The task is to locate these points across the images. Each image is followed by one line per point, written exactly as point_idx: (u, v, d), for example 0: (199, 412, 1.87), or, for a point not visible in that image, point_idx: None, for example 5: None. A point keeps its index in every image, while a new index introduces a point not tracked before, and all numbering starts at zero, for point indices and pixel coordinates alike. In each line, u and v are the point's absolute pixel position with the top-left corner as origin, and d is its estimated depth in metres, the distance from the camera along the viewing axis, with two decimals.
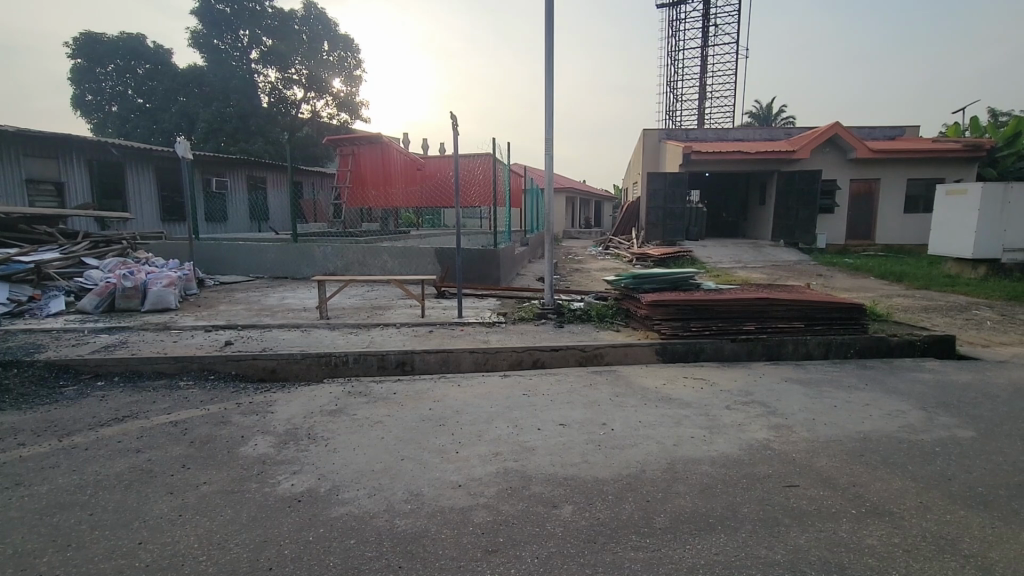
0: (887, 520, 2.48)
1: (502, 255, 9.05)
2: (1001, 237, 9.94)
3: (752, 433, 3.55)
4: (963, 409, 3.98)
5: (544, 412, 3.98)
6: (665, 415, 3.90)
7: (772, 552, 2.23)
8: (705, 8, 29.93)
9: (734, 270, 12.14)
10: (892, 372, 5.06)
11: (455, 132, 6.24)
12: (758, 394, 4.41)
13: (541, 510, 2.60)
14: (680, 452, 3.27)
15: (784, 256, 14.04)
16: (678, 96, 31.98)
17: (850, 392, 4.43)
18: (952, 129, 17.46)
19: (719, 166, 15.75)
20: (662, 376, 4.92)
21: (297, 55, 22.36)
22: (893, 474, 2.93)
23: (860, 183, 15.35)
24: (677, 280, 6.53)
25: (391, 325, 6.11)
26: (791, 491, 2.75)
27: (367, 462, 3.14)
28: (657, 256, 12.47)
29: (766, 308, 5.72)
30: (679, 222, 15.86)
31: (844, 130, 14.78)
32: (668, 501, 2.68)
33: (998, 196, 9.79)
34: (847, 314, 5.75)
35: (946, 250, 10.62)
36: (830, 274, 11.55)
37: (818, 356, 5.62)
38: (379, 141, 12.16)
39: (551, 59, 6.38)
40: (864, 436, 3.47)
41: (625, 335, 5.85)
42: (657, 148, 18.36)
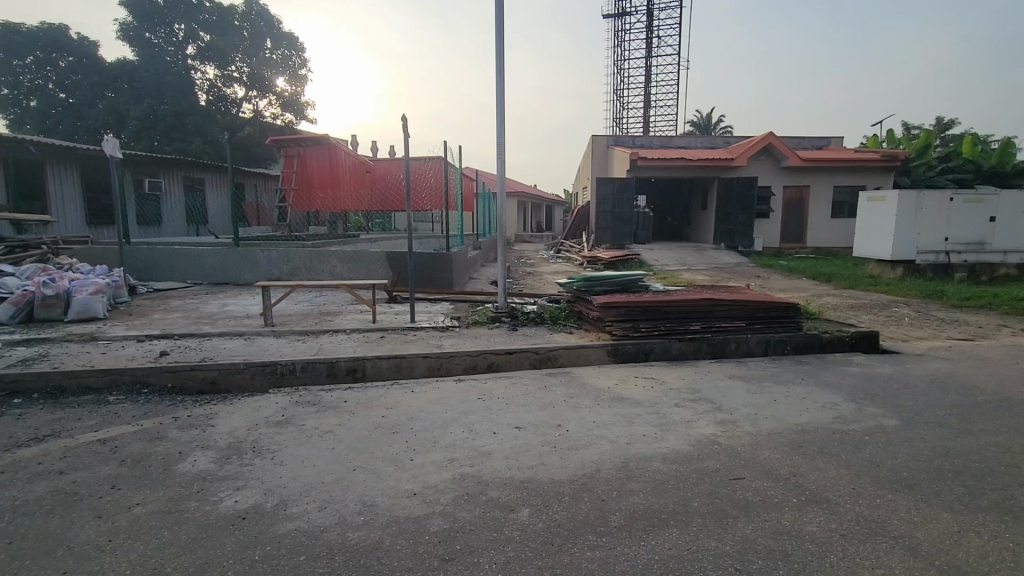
0: (823, 507, 2.63)
1: (455, 259, 9.01)
2: (916, 239, 10.80)
3: (700, 429, 3.69)
4: (888, 400, 4.29)
5: (499, 416, 3.97)
6: (618, 415, 3.98)
7: (722, 543, 2.32)
8: (648, 20, 31.03)
9: (680, 272, 12.60)
10: (824, 366, 5.39)
11: (405, 134, 6.15)
12: (704, 390, 4.59)
13: (498, 514, 2.60)
14: (633, 450, 3.35)
15: (725, 258, 14.71)
16: (624, 104, 32.94)
17: (788, 387, 4.69)
18: (871, 141, 18.89)
19: (665, 172, 16.32)
20: (615, 377, 5.02)
21: (237, 52, 21.38)
22: (830, 463, 3.11)
23: (793, 190, 16.31)
24: (627, 282, 6.71)
25: (340, 331, 5.93)
26: (738, 484, 2.87)
27: (316, 475, 3.02)
28: (607, 259, 12.79)
29: (710, 309, 5.97)
30: (627, 226, 16.34)
31: (777, 139, 15.66)
32: (623, 499, 2.73)
33: (912, 202, 10.64)
34: (784, 314, 6.09)
35: (869, 252, 11.42)
36: (767, 275, 12.20)
37: (758, 353, 5.91)
38: (326, 143, 11.84)
39: (501, 62, 6.42)
40: (802, 428, 3.68)
41: (578, 336, 5.94)
42: (606, 153, 18.85)
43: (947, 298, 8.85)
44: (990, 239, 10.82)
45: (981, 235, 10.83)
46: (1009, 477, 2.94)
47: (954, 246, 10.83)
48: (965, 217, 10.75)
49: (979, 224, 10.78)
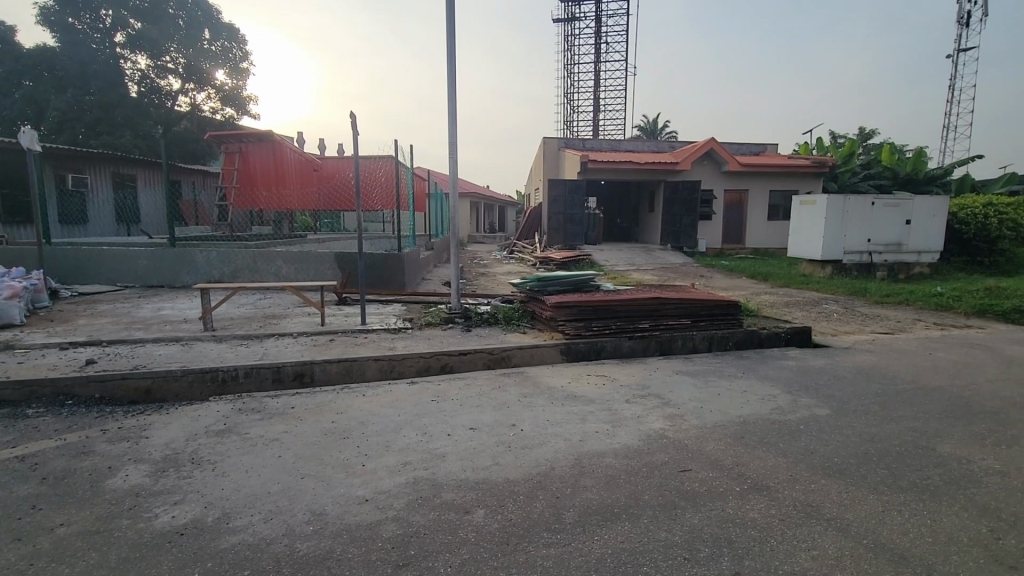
0: (764, 494, 2.78)
1: (407, 260, 8.88)
2: (843, 240, 11.58)
3: (650, 424, 3.80)
4: (819, 390, 4.59)
5: (454, 417, 3.94)
6: (571, 413, 4.04)
7: (671, 534, 2.41)
8: (597, 26, 31.72)
9: (629, 272, 12.94)
10: (763, 361, 5.68)
11: (355, 131, 6.01)
12: (654, 387, 4.73)
13: (453, 517, 2.58)
14: (586, 447, 3.41)
15: (672, 259, 15.24)
16: (575, 107, 33.52)
17: (731, 381, 4.92)
18: (802, 148, 20.10)
19: (614, 175, 16.72)
20: (568, 375, 5.10)
21: (172, 42, 20.03)
22: (769, 452, 3.29)
23: (733, 193, 17.12)
24: (579, 282, 6.83)
25: (286, 335, 5.71)
26: (685, 475, 2.99)
27: (261, 485, 2.90)
28: (559, 259, 12.96)
29: (658, 307, 6.18)
30: (578, 227, 16.64)
31: (718, 145, 16.39)
32: (577, 496, 2.78)
33: (839, 206, 11.41)
34: (726, 311, 6.37)
35: (801, 252, 12.14)
36: (710, 275, 12.73)
37: (703, 350, 6.14)
38: (269, 139, 11.30)
39: (453, 62, 6.38)
40: (743, 420, 3.86)
41: (531, 336, 5.98)
42: (557, 155, 19.14)
43: (870, 295, 9.55)
44: (906, 241, 11.75)
45: (899, 236, 11.74)
46: (924, 458, 3.21)
47: (876, 247, 11.69)
48: (885, 220, 11.63)
49: (896, 227, 11.69)
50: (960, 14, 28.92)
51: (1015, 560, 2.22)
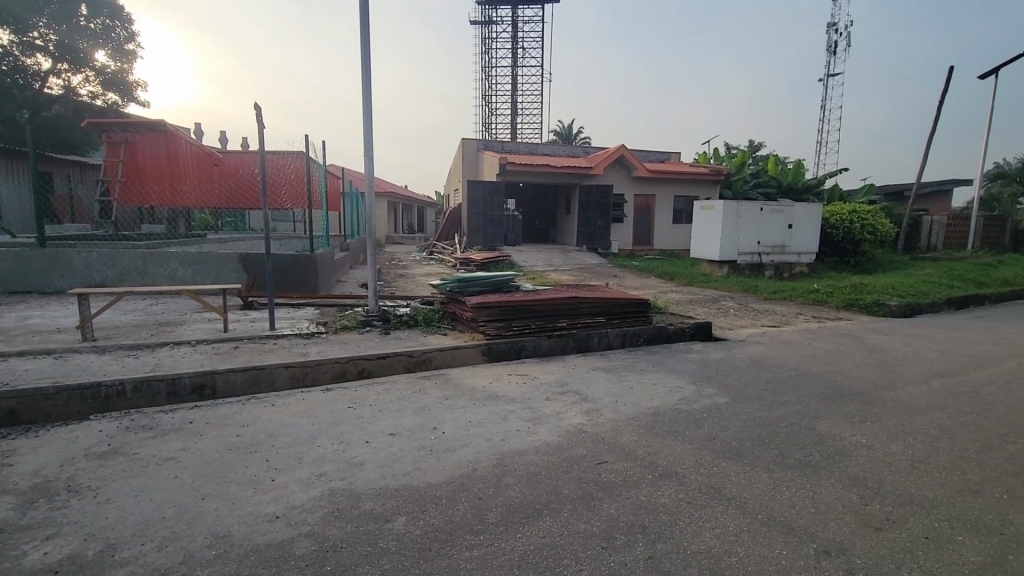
0: (673, 480, 2.97)
1: (320, 262, 8.47)
2: (737, 243, 12.65)
3: (569, 419, 3.92)
4: (720, 380, 4.98)
5: (372, 423, 3.83)
6: (492, 413, 4.07)
7: (590, 525, 2.50)
8: (513, 31, 32.18)
9: (547, 273, 13.24)
10: (671, 355, 6.07)
11: (260, 124, 5.64)
12: (572, 383, 4.89)
13: (372, 527, 2.50)
14: (507, 446, 3.45)
15: (587, 259, 15.85)
16: (492, 110, 33.80)
17: (643, 375, 5.20)
18: (702, 157, 21.72)
19: (532, 178, 17.06)
20: (489, 375, 5.13)
21: (40, 16, 17.48)
22: (677, 440, 3.52)
23: (642, 198, 18.12)
24: (499, 283, 6.88)
25: (183, 343, 5.22)
26: (603, 467, 3.11)
27: (155, 509, 2.64)
28: (478, 261, 12.98)
29: (575, 306, 6.39)
30: (497, 229, 16.78)
31: (628, 152, 17.26)
32: (499, 495, 2.80)
33: (733, 211, 12.46)
34: (637, 308, 6.73)
35: (703, 253, 13.10)
36: (622, 275, 13.37)
37: (617, 346, 6.43)
38: (162, 129, 10.21)
39: (368, 57, 6.18)
40: (654, 411, 4.10)
41: (452, 338, 5.95)
42: (476, 156, 19.18)
43: (760, 292, 10.52)
44: (789, 243, 13.06)
45: (783, 239, 13.03)
46: (807, 436, 3.60)
47: (765, 249, 12.90)
48: (772, 224, 12.86)
49: (781, 230, 12.95)
50: (829, 44, 32.66)
51: (879, 522, 2.56)
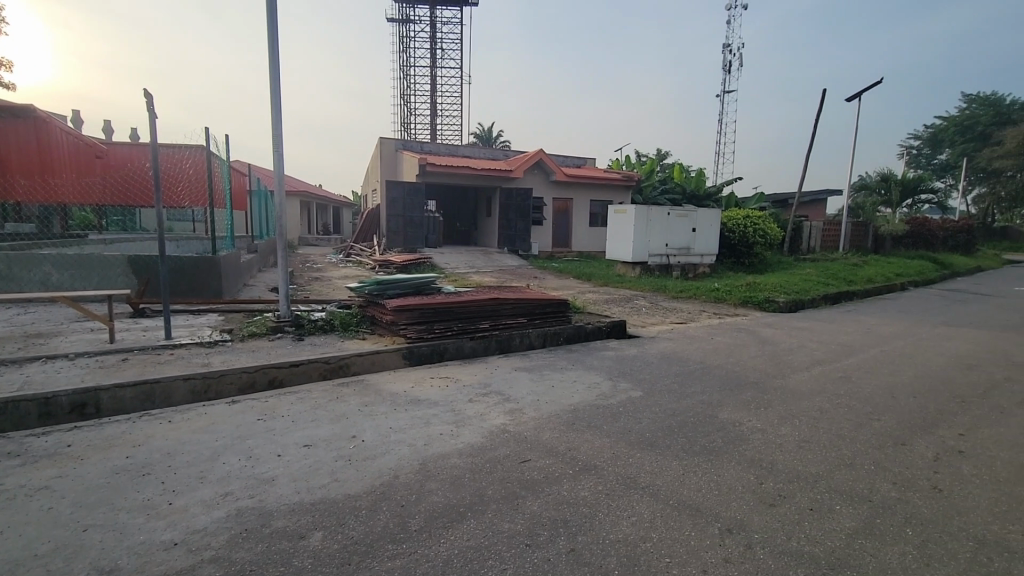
0: (592, 473, 3.08)
1: (224, 265, 7.88)
2: (648, 245, 13.39)
3: (492, 421, 3.94)
4: (635, 376, 5.24)
5: (284, 435, 3.61)
6: (414, 418, 3.99)
7: (513, 524, 2.53)
8: (431, 31, 31.83)
9: (468, 275, 13.24)
10: (589, 353, 6.30)
11: (151, 114, 5.14)
12: (495, 384, 4.92)
13: (285, 545, 2.36)
14: (429, 451, 3.40)
15: (508, 261, 16.04)
16: (411, 110, 33.24)
17: (563, 373, 5.35)
18: (615, 163, 22.77)
19: (452, 179, 16.98)
20: (411, 380, 5.03)
21: None
22: (595, 434, 3.67)
23: (560, 201, 18.65)
24: (419, 285, 6.78)
25: (59, 357, 4.63)
26: (525, 466, 3.17)
27: (25, 547, 2.31)
28: (398, 263, 12.70)
29: (496, 308, 6.44)
30: (418, 230, 16.51)
31: (546, 156, 17.69)
32: (421, 501, 2.76)
33: (644, 215, 13.19)
34: (556, 309, 6.92)
35: (617, 255, 13.73)
36: (542, 277, 13.67)
37: (538, 345, 6.56)
38: (31, 115, 8.68)
39: (277, 47, 5.85)
40: (574, 407, 4.24)
41: (371, 342, 5.77)
42: (394, 156, 18.76)
43: (669, 291, 11.22)
44: (693, 245, 14.04)
45: (688, 242, 13.98)
46: (711, 424, 3.90)
47: (672, 251, 13.77)
48: (678, 228, 13.76)
49: (687, 234, 13.89)
50: (725, 64, 35.55)
51: (772, 498, 2.82)
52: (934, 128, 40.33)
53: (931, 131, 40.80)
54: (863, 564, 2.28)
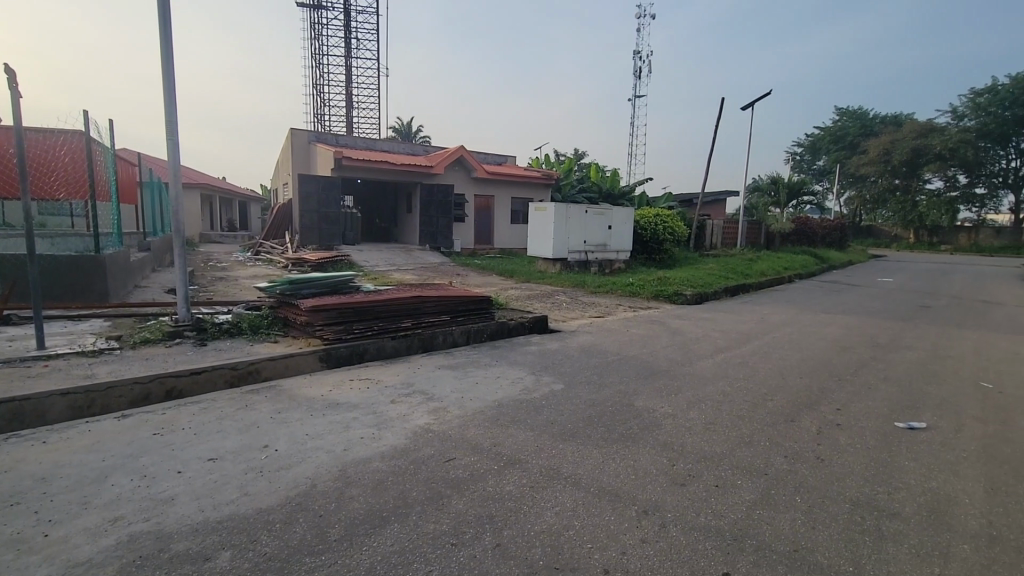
0: (517, 467, 3.12)
1: (109, 265, 7.08)
2: (567, 242, 13.78)
3: (415, 421, 3.87)
4: (556, 369, 5.38)
5: (185, 450, 3.32)
6: (333, 422, 3.83)
7: (439, 524, 2.50)
8: (345, 19, 30.53)
9: (389, 273, 12.90)
10: (513, 348, 6.37)
11: (13, 93, 4.49)
12: (417, 383, 4.83)
13: (187, 570, 2.17)
14: (349, 456, 3.27)
15: (429, 259, 15.80)
16: (324, 101, 31.73)
17: (487, 369, 5.37)
18: (534, 161, 23.17)
19: (370, 174, 16.42)
20: (328, 383, 4.81)
21: None
22: (520, 429, 3.71)
23: (481, 199, 18.67)
24: (335, 284, 6.49)
25: None
26: (451, 464, 3.14)
27: None
28: (313, 261, 12.10)
29: (418, 306, 6.33)
30: (334, 227, 15.82)
31: (467, 153, 17.63)
32: (342, 509, 2.65)
33: (562, 213, 13.55)
34: (479, 305, 6.95)
35: (538, 251, 14.01)
36: (465, 273, 13.64)
37: (462, 342, 6.51)
38: None
39: (168, 24, 5.32)
40: (499, 403, 4.27)
41: (283, 345, 5.44)
42: (307, 149, 17.83)
43: (587, 287, 11.63)
44: (609, 242, 14.65)
45: (605, 239, 14.56)
46: (628, 412, 4.09)
47: (590, 247, 14.26)
48: (595, 225, 14.28)
49: (603, 231, 14.45)
50: (636, 69, 37.33)
51: (684, 478, 3.02)
52: (814, 136, 44.96)
53: (811, 139, 45.50)
54: (761, 533, 2.49)
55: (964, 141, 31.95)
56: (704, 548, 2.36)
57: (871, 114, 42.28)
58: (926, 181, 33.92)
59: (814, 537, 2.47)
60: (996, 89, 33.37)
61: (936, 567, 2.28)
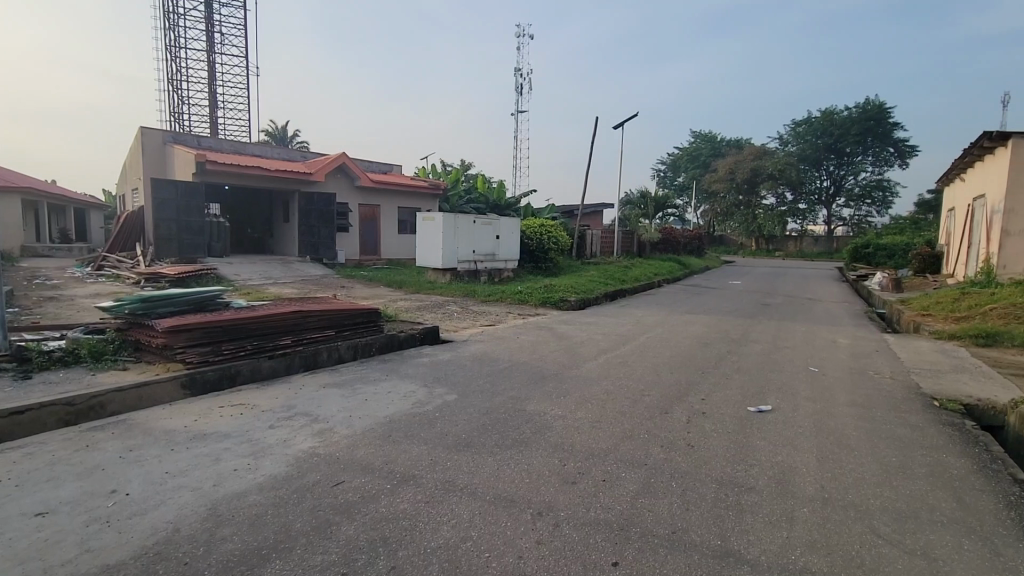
0: (412, 483, 3.03)
1: None
2: (456, 252, 13.81)
3: (298, 445, 3.60)
4: (449, 379, 5.34)
5: (4, 506, 2.75)
6: (200, 455, 3.43)
7: (327, 554, 2.34)
8: (206, 12, 27.82)
9: (264, 287, 11.91)
10: (403, 361, 6.21)
11: None
12: (300, 405, 4.50)
13: None
14: (221, 491, 2.95)
15: (310, 271, 14.85)
16: (183, 98, 28.57)
17: (376, 385, 5.16)
18: (420, 171, 22.93)
19: (240, 180, 15.09)
20: (193, 412, 4.30)
21: None
22: (413, 443, 3.62)
23: (366, 208, 18.02)
24: (200, 301, 5.83)
25: None
26: (340, 488, 2.97)
27: None
28: (173, 276, 10.79)
29: (299, 321, 5.92)
30: (197, 237, 14.25)
31: (349, 160, 16.95)
32: (213, 551, 2.38)
33: (451, 223, 13.57)
34: (367, 318, 6.69)
35: (427, 261, 13.87)
36: (351, 286, 13.05)
37: (348, 358, 6.20)
38: None
39: None
40: (390, 419, 4.12)
41: (135, 372, 4.77)
42: (162, 150, 15.89)
43: (477, 296, 11.74)
44: (498, 251, 14.93)
45: (493, 248, 14.81)
46: (520, 418, 4.18)
47: (479, 257, 14.42)
48: (484, 235, 14.48)
49: (491, 241, 14.69)
50: (518, 86, 38.66)
51: (574, 477, 3.15)
52: (674, 156, 50.10)
53: (672, 158, 50.63)
54: (645, 520, 2.68)
55: (790, 163, 37.70)
56: (594, 541, 2.49)
57: (719, 138, 48.18)
58: (763, 197, 39.34)
59: (688, 517, 2.71)
60: (811, 121, 39.82)
61: (784, 531, 2.62)
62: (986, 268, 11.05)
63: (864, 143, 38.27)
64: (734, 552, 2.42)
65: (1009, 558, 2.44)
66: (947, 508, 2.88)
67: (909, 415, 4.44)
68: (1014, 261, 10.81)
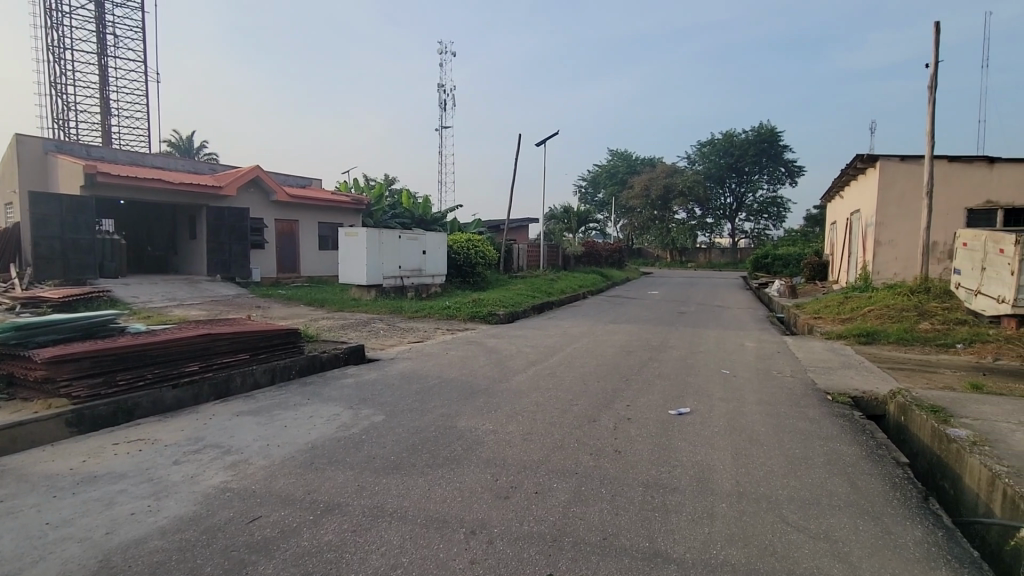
0: (337, 513, 2.87)
1: None
2: (381, 268, 13.46)
3: (208, 481, 3.30)
4: (376, 400, 5.14)
5: None
6: (89, 501, 3.04)
7: None
8: (96, 10, 25.41)
9: (168, 309, 10.94)
10: (325, 383, 5.90)
11: None
12: (209, 436, 4.14)
13: None
14: (116, 539, 2.63)
15: (221, 291, 13.84)
16: (68, 104, 25.83)
17: (296, 410, 4.86)
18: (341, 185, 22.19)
19: (138, 193, 13.84)
20: (81, 451, 3.83)
21: None
22: (337, 470, 3.43)
23: (283, 223, 17.12)
24: (90, 328, 5.23)
25: None
26: (255, 524, 2.75)
27: None
28: (56, 300, 9.61)
29: (207, 346, 5.48)
30: (86, 256, 12.85)
31: (264, 173, 16.08)
32: None
33: (375, 238, 13.23)
34: (286, 340, 6.32)
35: (351, 278, 13.40)
36: (268, 305, 12.31)
37: (265, 382, 5.80)
38: None
39: None
40: (312, 446, 3.89)
41: (8, 411, 4.17)
42: (42, 160, 14.24)
43: (405, 312, 11.49)
44: (424, 266, 14.72)
45: (419, 263, 14.58)
46: (450, 435, 4.10)
47: (405, 273, 14.15)
48: (409, 250, 14.23)
49: (417, 256, 14.46)
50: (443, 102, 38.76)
51: (506, 491, 3.13)
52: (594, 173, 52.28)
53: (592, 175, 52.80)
54: (577, 529, 2.71)
55: (697, 181, 40.61)
56: (528, 555, 2.48)
57: (635, 156, 50.96)
58: (675, 212, 41.97)
59: (618, 522, 2.78)
60: (714, 142, 43.17)
61: (706, 527, 2.76)
62: (865, 274, 12.45)
63: (759, 164, 42.11)
64: (661, 553, 2.51)
65: (897, 536, 2.71)
66: (844, 493, 3.17)
67: (808, 410, 4.86)
68: (885, 268, 12.29)
